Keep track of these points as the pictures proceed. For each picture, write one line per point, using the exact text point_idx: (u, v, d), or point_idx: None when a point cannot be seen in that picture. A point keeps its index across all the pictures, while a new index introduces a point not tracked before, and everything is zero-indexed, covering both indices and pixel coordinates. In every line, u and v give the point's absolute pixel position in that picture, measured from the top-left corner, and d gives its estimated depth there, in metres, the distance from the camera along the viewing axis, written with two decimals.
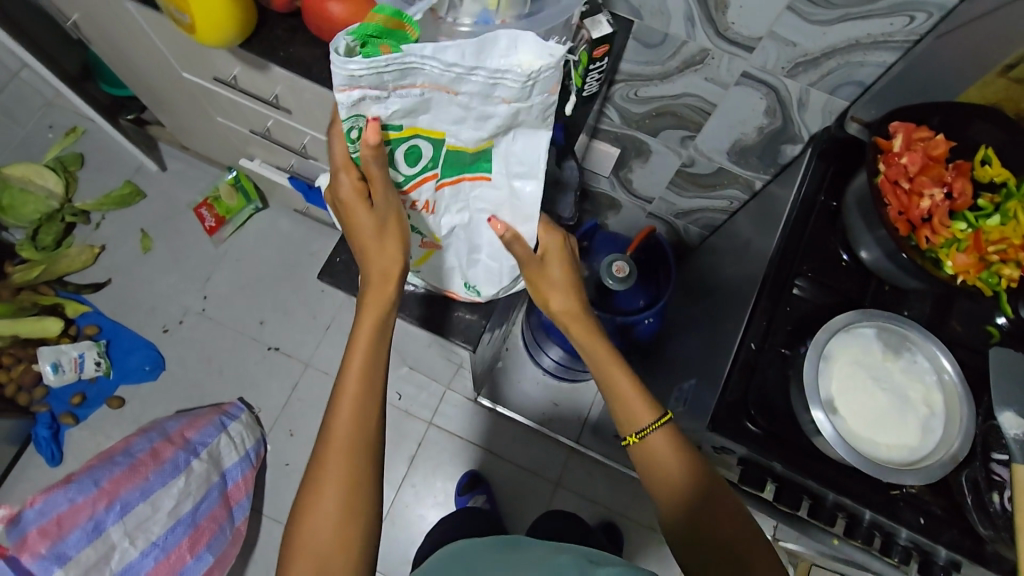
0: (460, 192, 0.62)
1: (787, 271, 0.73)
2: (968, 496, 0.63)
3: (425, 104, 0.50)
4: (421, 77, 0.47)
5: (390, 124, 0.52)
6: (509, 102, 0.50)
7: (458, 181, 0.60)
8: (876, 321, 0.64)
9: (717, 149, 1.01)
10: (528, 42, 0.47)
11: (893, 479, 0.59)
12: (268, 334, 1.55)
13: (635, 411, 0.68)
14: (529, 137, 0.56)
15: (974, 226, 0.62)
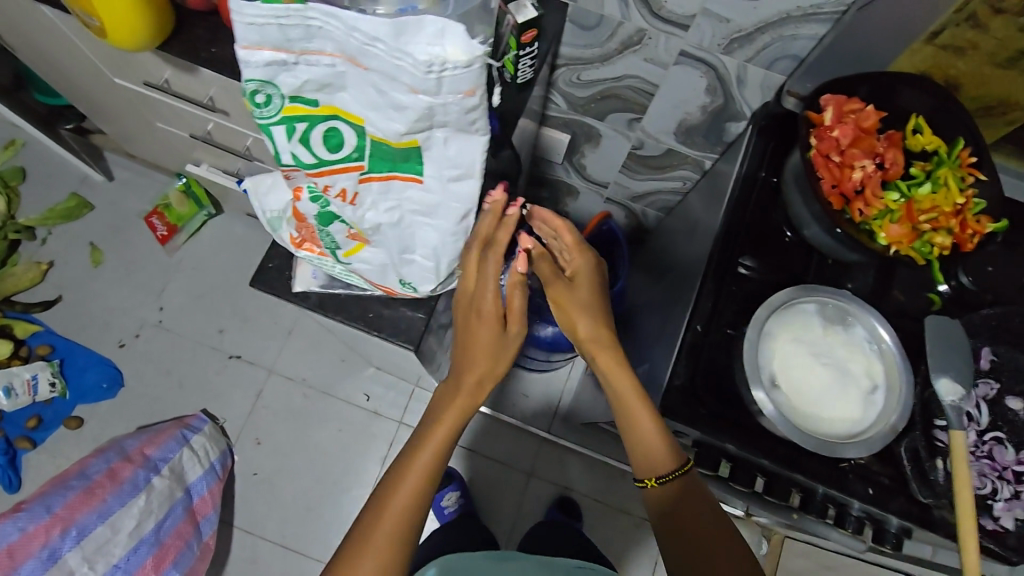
0: (391, 191, 0.49)
1: (730, 249, 0.73)
2: (909, 465, 0.63)
3: (338, 79, 0.44)
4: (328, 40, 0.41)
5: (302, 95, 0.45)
6: (417, 93, 0.41)
7: (387, 179, 0.48)
8: (815, 296, 0.64)
9: (665, 130, 0.99)
10: (456, 35, 0.39)
11: (834, 454, 0.59)
12: (229, 342, 1.51)
13: (657, 459, 0.68)
14: (463, 142, 0.46)
15: (906, 195, 0.61)
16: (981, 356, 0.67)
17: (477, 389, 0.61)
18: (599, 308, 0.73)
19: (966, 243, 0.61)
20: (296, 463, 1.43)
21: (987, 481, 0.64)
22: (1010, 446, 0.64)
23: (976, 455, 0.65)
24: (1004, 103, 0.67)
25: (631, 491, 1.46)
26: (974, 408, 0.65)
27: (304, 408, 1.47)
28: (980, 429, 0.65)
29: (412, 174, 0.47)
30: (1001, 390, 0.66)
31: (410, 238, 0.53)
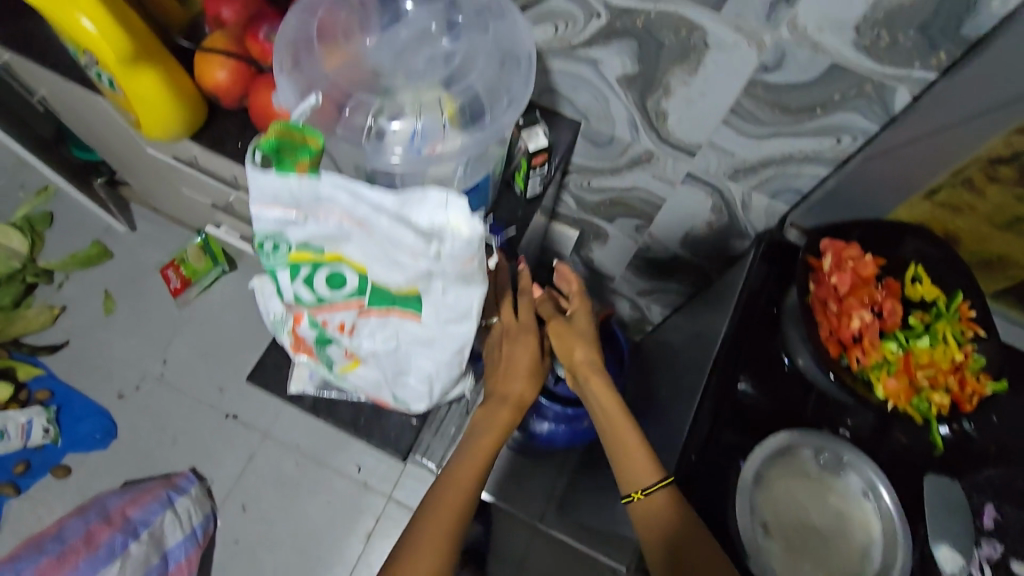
0: (389, 323, 0.49)
1: (729, 373, 0.72)
2: None
3: (343, 237, 0.43)
4: (336, 205, 0.41)
5: (308, 245, 0.44)
6: (419, 258, 0.42)
7: (386, 313, 0.48)
8: (814, 442, 0.63)
9: (671, 238, 1.01)
10: (459, 205, 0.41)
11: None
12: (227, 401, 1.51)
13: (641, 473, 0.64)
14: (461, 291, 0.45)
15: (904, 346, 0.62)
16: (985, 514, 0.65)
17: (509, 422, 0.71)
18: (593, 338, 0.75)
19: (965, 403, 0.59)
20: (279, 532, 1.39)
21: None
22: None
23: None
24: (1005, 259, 0.69)
25: None
26: (977, 569, 0.63)
27: (293, 474, 1.44)
28: None
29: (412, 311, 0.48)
30: (1005, 552, 0.64)
31: (404, 364, 0.53)
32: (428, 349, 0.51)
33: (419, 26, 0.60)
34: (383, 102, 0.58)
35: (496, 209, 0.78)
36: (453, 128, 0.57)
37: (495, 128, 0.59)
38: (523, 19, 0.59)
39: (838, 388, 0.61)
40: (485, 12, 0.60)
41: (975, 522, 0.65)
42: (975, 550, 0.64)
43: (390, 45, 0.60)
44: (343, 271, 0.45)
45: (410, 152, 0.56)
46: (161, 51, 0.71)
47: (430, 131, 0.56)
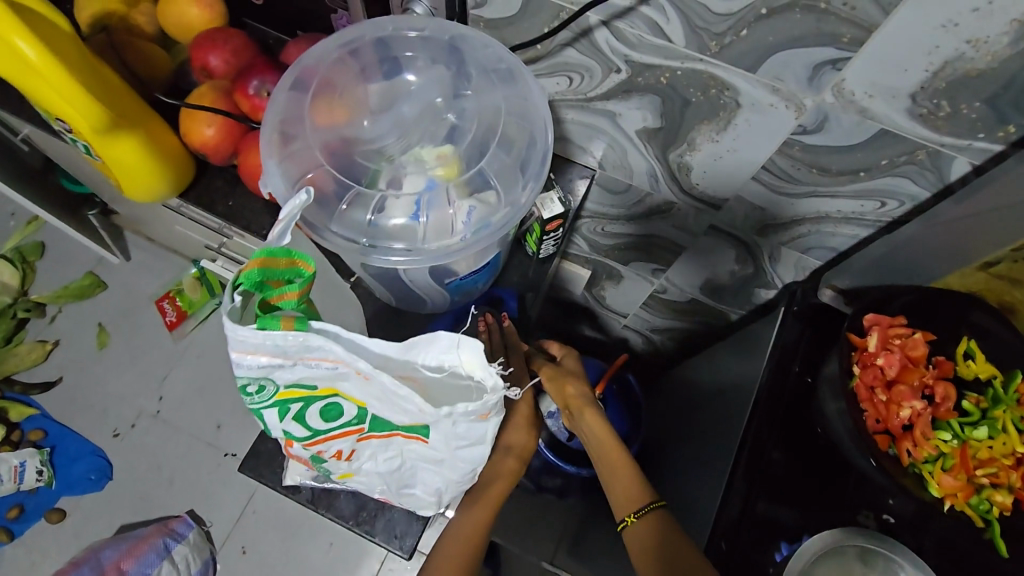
0: (394, 442, 0.44)
1: (759, 440, 0.67)
2: None
3: (339, 377, 0.37)
4: (332, 349, 0.35)
5: (300, 384, 0.38)
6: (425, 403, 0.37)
7: (390, 435, 0.43)
8: (858, 539, 0.58)
9: (690, 284, 0.95)
10: (471, 347, 0.36)
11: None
12: (226, 439, 1.46)
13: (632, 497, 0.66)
14: (474, 423, 0.40)
15: (960, 437, 0.56)
16: None
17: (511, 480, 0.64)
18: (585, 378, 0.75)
19: None
20: None
21: None
22: None
23: None
24: None
25: None
26: None
27: (294, 516, 1.39)
28: None
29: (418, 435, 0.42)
30: None
31: (410, 477, 0.48)
32: (437, 467, 0.46)
33: (423, 96, 0.55)
34: (380, 166, 0.52)
35: (505, 270, 0.73)
36: (459, 191, 0.52)
37: (510, 202, 0.53)
38: (537, 84, 0.53)
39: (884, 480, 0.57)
40: (496, 77, 0.54)
41: None
42: None
43: (392, 116, 0.54)
44: (341, 404, 0.40)
45: (415, 223, 0.51)
46: (144, 112, 0.69)
47: (435, 197, 0.51)
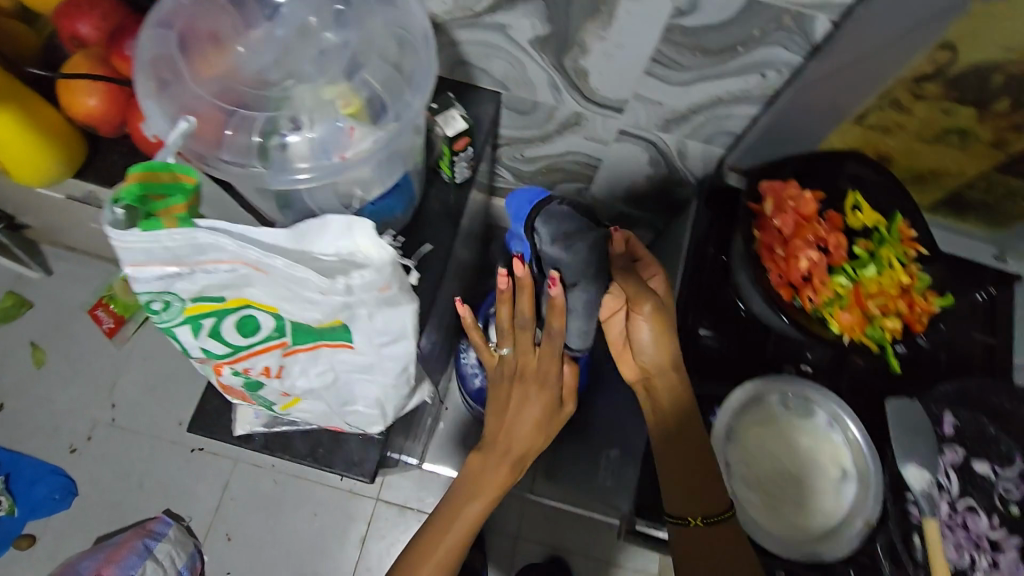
0: (322, 355, 0.46)
1: (687, 320, 0.72)
2: (885, 562, 0.62)
3: (241, 282, 0.38)
4: (222, 251, 0.36)
5: (205, 296, 0.39)
6: (328, 293, 0.38)
7: (316, 347, 0.44)
8: (775, 387, 0.62)
9: (614, 197, 0.99)
10: (363, 226, 0.37)
11: (815, 559, 0.57)
12: (190, 435, 1.43)
13: (705, 496, 0.57)
14: (390, 313, 0.42)
15: (853, 278, 0.61)
16: (943, 422, 0.67)
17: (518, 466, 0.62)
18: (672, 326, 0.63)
19: (916, 323, 0.60)
20: (270, 555, 1.36)
21: (965, 554, 0.64)
22: (983, 513, 0.65)
23: (951, 525, 0.65)
24: (935, 172, 0.70)
25: None
26: (942, 475, 0.66)
27: (273, 495, 1.40)
28: (951, 497, 0.65)
29: (343, 340, 0.44)
30: (967, 454, 0.67)
31: (348, 391, 0.50)
32: (370, 373, 0.47)
33: (294, 20, 0.53)
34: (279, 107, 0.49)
35: (427, 200, 0.73)
36: (361, 129, 0.51)
37: (402, 115, 0.52)
38: (416, 4, 0.55)
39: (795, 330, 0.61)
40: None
41: (935, 431, 0.67)
42: (939, 458, 0.67)
43: (269, 43, 0.52)
44: (256, 316, 0.40)
45: (322, 155, 0.50)
46: (13, 87, 0.66)
47: (335, 136, 0.50)
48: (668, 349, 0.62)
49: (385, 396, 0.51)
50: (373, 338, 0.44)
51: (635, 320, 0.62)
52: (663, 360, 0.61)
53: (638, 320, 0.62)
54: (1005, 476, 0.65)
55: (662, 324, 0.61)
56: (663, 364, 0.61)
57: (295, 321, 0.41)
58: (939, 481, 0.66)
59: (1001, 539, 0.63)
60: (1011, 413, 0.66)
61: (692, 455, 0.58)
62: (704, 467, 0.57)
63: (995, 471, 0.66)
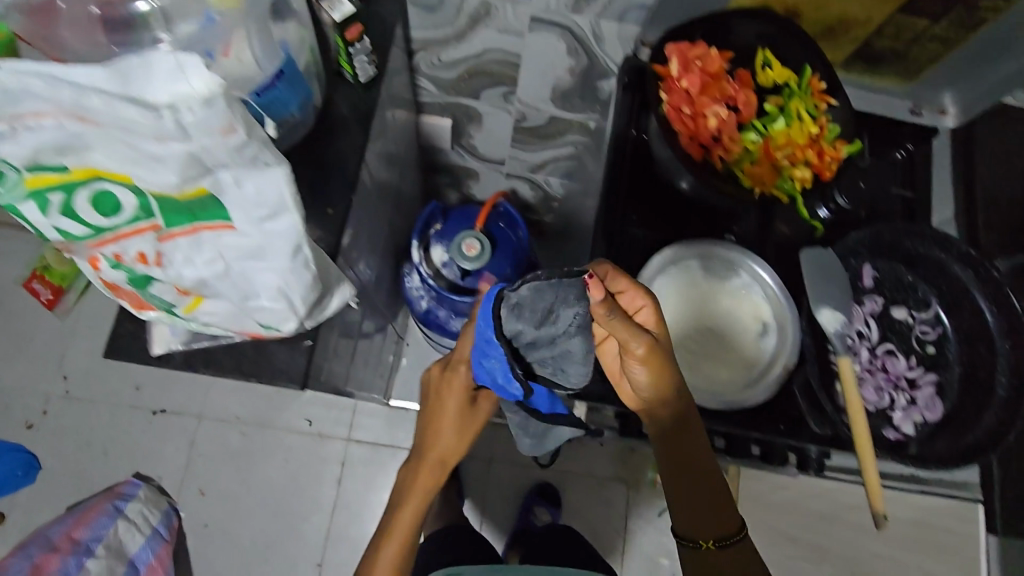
0: (204, 243, 0.44)
1: (614, 212, 0.73)
2: (802, 401, 0.60)
3: (78, 140, 0.36)
4: (46, 101, 0.34)
5: (49, 164, 0.38)
6: (169, 141, 0.36)
7: (194, 231, 0.43)
8: (694, 252, 0.63)
9: (541, 99, 0.96)
10: (195, 63, 0.34)
11: (737, 406, 0.59)
12: (149, 398, 1.41)
13: (713, 520, 0.59)
14: (257, 177, 0.40)
15: (763, 133, 0.61)
16: (864, 274, 0.69)
17: (439, 463, 0.74)
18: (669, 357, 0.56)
19: (826, 171, 0.60)
20: (247, 504, 1.37)
21: (885, 394, 0.67)
22: (901, 355, 0.68)
23: (873, 370, 0.68)
24: (845, 21, 0.69)
25: (592, 454, 1.44)
26: (862, 324, 0.68)
27: (242, 447, 1.40)
28: (871, 344, 0.68)
29: (222, 221, 0.42)
30: (885, 302, 0.69)
31: (246, 285, 0.49)
32: (261, 261, 0.46)
33: None
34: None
35: (333, 104, 0.70)
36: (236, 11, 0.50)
37: None
38: None
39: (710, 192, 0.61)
40: None
41: (855, 284, 0.69)
42: (859, 308, 0.69)
43: None
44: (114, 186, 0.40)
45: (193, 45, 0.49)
46: None
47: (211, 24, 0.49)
48: (667, 381, 0.56)
49: (287, 286, 0.50)
50: (250, 214, 0.42)
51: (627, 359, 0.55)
52: (662, 397, 0.56)
53: (632, 358, 0.54)
54: (921, 319, 0.69)
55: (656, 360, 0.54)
56: (664, 399, 0.56)
57: (158, 193, 0.40)
58: (859, 330, 0.69)
59: (917, 378, 0.67)
60: (925, 257, 0.68)
61: (692, 480, 0.59)
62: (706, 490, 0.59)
63: (912, 316, 0.69)
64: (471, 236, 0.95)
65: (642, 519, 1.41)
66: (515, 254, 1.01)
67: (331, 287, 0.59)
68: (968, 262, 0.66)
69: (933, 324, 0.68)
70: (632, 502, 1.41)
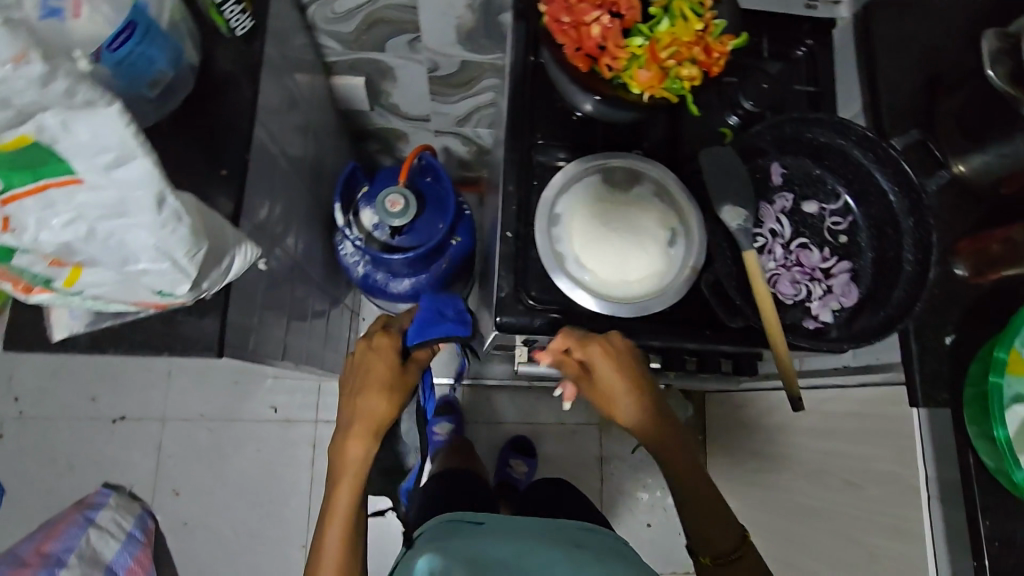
0: (57, 201, 0.45)
1: (524, 139, 0.72)
2: (712, 297, 0.62)
3: None
4: None
5: None
6: None
7: (41, 188, 0.43)
8: (593, 166, 0.64)
9: (448, 44, 0.94)
10: None
11: (645, 310, 0.61)
12: (106, 407, 1.38)
13: (717, 541, 0.67)
14: (86, 118, 0.41)
15: (649, 36, 0.58)
16: (773, 173, 0.71)
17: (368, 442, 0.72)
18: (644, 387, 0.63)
19: (713, 68, 0.60)
20: (223, 498, 1.36)
21: (801, 287, 0.68)
22: (815, 248, 0.69)
23: (789, 266, 0.69)
24: None
25: (561, 403, 1.44)
26: (773, 222, 0.70)
27: (210, 442, 1.38)
28: (784, 240, 0.70)
29: (65, 175, 0.43)
30: (796, 197, 0.71)
31: (118, 246, 0.48)
32: (122, 214, 0.46)
33: None
34: None
35: (215, 62, 0.67)
36: None
37: None
38: None
39: (605, 102, 0.64)
40: None
41: (765, 182, 0.71)
42: (769, 206, 0.70)
43: None
44: None
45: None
46: None
47: None
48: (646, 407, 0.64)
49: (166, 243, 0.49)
50: (91, 158, 0.43)
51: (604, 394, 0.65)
52: (646, 423, 0.65)
53: (606, 392, 0.64)
54: (831, 211, 0.70)
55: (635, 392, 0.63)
56: (648, 426, 0.65)
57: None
58: (771, 228, 0.70)
59: (831, 268, 0.69)
60: (828, 147, 0.69)
61: (695, 497, 0.68)
62: (709, 514, 0.68)
63: (822, 208, 0.70)
64: (394, 191, 0.93)
65: (617, 459, 1.42)
66: (447, 206, 1.02)
67: (228, 249, 0.58)
68: (867, 146, 0.66)
69: (843, 214, 0.70)
70: (605, 443, 1.43)
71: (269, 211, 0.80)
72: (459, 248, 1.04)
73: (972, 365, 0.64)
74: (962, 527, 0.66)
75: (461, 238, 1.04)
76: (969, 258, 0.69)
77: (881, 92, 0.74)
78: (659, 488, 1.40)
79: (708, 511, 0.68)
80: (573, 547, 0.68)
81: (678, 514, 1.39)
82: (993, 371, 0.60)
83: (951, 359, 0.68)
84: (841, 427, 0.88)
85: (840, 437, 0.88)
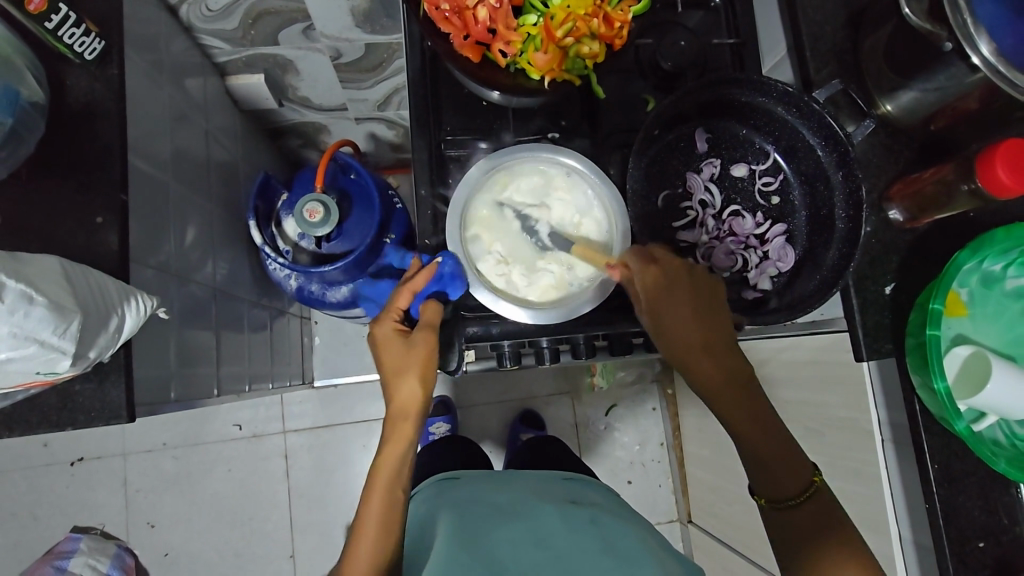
0: None
1: (432, 140, 0.68)
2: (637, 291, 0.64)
3: None
4: None
5: None
6: None
7: None
8: (505, 163, 0.65)
9: (344, 28, 0.84)
10: None
11: (572, 315, 0.62)
12: (60, 451, 1.30)
13: (786, 481, 0.56)
14: None
15: (543, 13, 0.56)
16: (698, 140, 0.68)
17: (403, 423, 0.62)
18: (693, 313, 0.58)
19: (616, 41, 0.58)
20: (201, 521, 1.32)
21: (736, 257, 0.68)
22: (747, 214, 0.68)
23: (723, 238, 0.68)
24: None
25: (531, 376, 1.43)
26: (703, 193, 0.68)
27: (177, 470, 1.33)
28: (716, 211, 0.68)
29: None
30: (723, 163, 0.69)
31: None
32: None
33: None
34: None
35: (65, 93, 0.59)
36: None
37: None
38: None
39: (505, 94, 0.62)
40: None
41: (690, 152, 0.69)
42: (697, 176, 0.68)
43: None
44: None
45: None
46: None
47: None
48: (701, 335, 0.58)
49: (25, 326, 0.46)
50: None
51: (666, 315, 0.58)
52: (712, 343, 0.58)
53: (677, 310, 0.57)
54: (762, 171, 0.68)
55: (699, 305, 0.58)
56: (717, 349, 0.58)
57: None
58: (701, 199, 0.68)
59: (765, 233, 0.68)
60: (752, 106, 0.66)
61: (748, 421, 0.57)
62: (774, 434, 0.58)
63: (752, 170, 0.69)
64: (312, 200, 0.86)
65: (591, 424, 1.43)
66: (374, 201, 0.94)
67: (112, 307, 0.52)
68: (789, 102, 0.63)
69: (774, 173, 0.68)
70: (579, 411, 1.43)
71: (174, 244, 0.74)
72: (396, 244, 0.98)
73: (911, 313, 0.63)
74: (914, 471, 0.66)
75: (396, 233, 0.98)
76: (903, 203, 0.66)
77: (807, 35, 0.69)
78: (637, 444, 1.42)
79: (760, 428, 0.57)
80: (568, 503, 0.78)
81: (655, 467, 1.42)
82: (930, 324, 0.59)
83: (891, 308, 0.66)
84: (795, 377, 0.88)
85: (794, 386, 0.88)
